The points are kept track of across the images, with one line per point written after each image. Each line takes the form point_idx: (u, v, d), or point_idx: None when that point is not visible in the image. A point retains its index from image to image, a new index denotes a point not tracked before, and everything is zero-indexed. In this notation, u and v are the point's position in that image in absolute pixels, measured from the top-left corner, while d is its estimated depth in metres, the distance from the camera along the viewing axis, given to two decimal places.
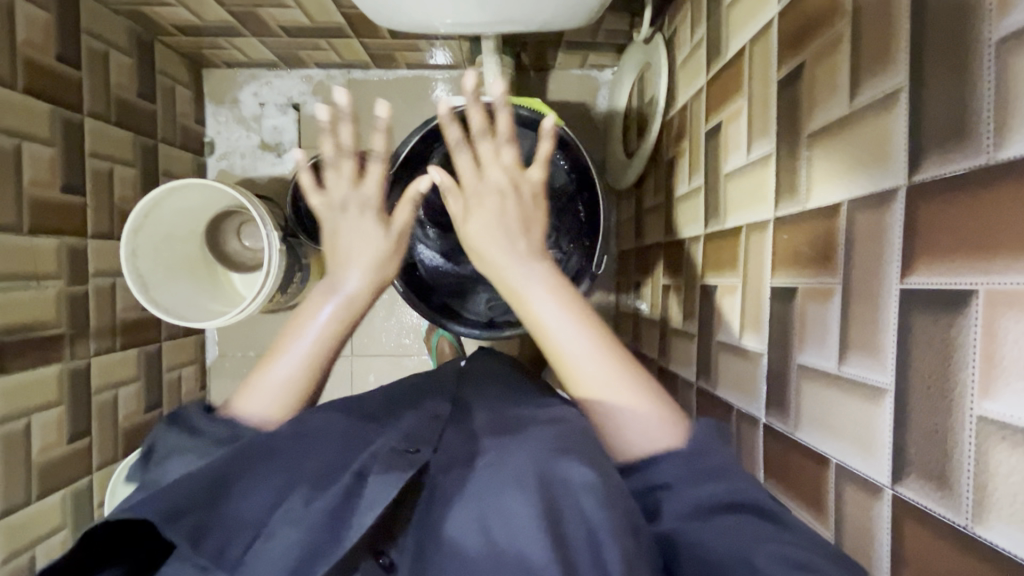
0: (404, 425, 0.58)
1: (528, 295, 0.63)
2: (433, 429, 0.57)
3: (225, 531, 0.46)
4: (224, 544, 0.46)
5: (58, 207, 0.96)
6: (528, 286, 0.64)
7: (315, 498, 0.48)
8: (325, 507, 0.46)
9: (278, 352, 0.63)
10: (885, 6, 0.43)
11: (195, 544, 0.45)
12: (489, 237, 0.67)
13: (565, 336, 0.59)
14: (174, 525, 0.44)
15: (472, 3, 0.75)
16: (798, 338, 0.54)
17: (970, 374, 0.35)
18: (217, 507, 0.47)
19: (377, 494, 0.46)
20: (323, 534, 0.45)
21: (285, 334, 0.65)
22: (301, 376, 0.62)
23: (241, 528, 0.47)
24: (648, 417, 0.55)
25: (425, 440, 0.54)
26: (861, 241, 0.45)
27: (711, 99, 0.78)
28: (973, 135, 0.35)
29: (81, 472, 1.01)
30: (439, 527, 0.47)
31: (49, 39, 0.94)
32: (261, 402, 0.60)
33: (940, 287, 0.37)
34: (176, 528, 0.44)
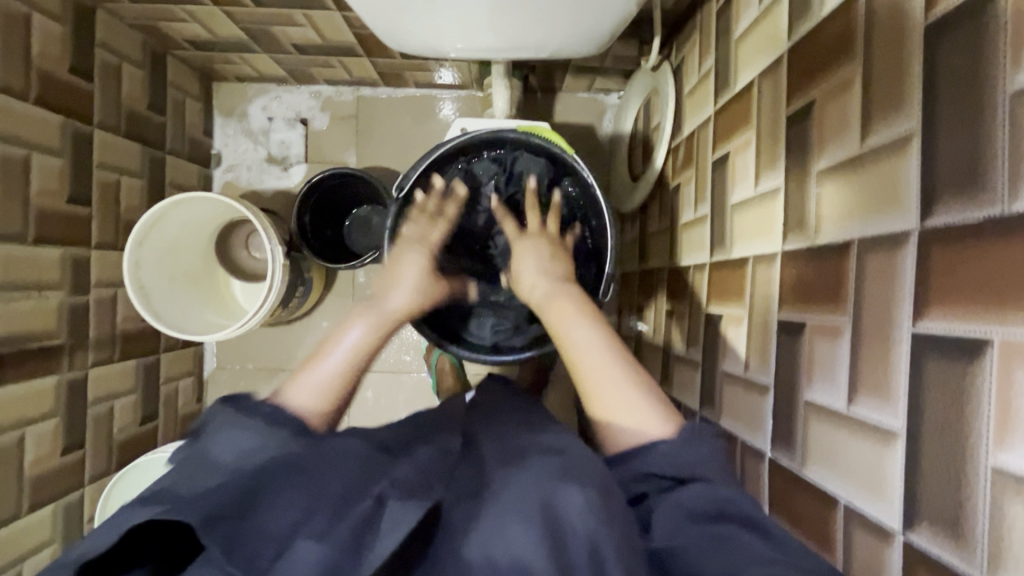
0: (417, 457, 0.57)
1: (565, 326, 0.69)
2: (445, 466, 0.57)
3: (255, 538, 0.44)
4: (255, 553, 0.43)
5: (64, 218, 0.96)
6: (568, 322, 0.70)
7: (340, 518, 0.45)
8: (347, 527, 0.44)
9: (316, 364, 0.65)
10: (896, 51, 0.43)
11: (229, 552, 0.42)
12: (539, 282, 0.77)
13: (594, 360, 0.65)
14: (209, 533, 0.42)
15: (484, 28, 0.75)
16: (805, 374, 0.54)
17: (986, 423, 0.34)
18: (248, 518, 0.45)
19: (403, 514, 0.45)
20: (346, 551, 0.43)
21: (324, 342, 0.68)
22: (333, 380, 0.63)
23: (268, 540, 0.44)
24: (650, 421, 0.59)
25: (439, 478, 0.54)
26: (872, 282, 0.45)
27: (718, 130, 0.79)
28: (986, 184, 0.35)
29: (72, 486, 0.99)
30: (457, 549, 0.45)
31: (64, 52, 0.94)
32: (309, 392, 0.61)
33: (953, 336, 0.37)
34: (212, 536, 0.42)
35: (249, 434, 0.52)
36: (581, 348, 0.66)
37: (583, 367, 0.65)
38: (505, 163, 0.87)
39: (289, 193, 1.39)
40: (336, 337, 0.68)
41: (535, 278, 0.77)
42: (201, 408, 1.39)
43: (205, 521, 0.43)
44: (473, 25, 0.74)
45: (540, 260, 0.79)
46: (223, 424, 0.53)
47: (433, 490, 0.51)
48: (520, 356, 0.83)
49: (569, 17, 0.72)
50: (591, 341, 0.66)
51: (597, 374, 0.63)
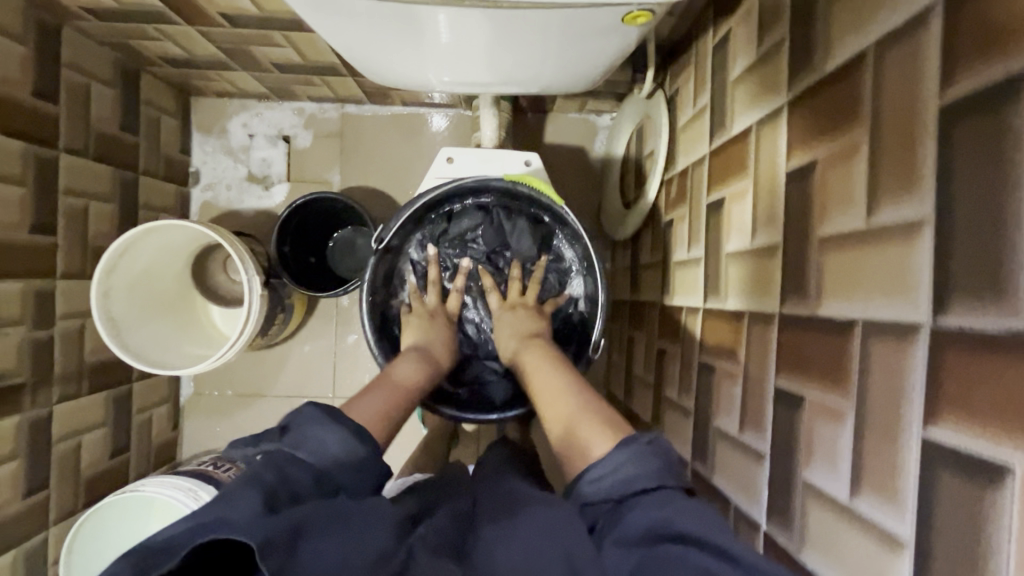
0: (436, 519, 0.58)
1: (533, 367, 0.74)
2: (457, 530, 0.57)
3: None
4: None
5: (25, 249, 0.91)
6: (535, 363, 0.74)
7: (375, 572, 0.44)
8: None
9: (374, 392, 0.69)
10: (907, 127, 0.40)
11: None
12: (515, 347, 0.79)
13: (556, 389, 0.69)
14: (268, 559, 0.41)
15: (473, 66, 0.71)
16: (804, 453, 0.51)
17: (1004, 552, 0.32)
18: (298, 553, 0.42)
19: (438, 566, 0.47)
20: None
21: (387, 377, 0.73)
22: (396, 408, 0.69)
23: None
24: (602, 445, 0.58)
25: (452, 541, 0.54)
26: (877, 372, 0.42)
27: (714, 171, 0.76)
28: (1008, 292, 0.32)
29: (35, 529, 0.95)
30: None
31: (26, 74, 0.89)
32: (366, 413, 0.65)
33: (969, 452, 0.34)
34: (269, 562, 0.41)
35: (336, 450, 0.56)
36: (544, 392, 0.70)
37: (548, 410, 0.68)
38: (490, 214, 0.86)
39: (270, 214, 1.34)
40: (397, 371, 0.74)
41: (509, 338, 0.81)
42: (177, 436, 1.34)
43: (265, 544, 0.41)
44: (460, 63, 0.70)
45: (519, 329, 0.81)
46: (316, 428, 0.58)
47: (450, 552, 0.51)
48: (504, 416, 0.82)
49: (561, 59, 0.68)
50: (553, 384, 0.70)
51: (553, 410, 0.67)
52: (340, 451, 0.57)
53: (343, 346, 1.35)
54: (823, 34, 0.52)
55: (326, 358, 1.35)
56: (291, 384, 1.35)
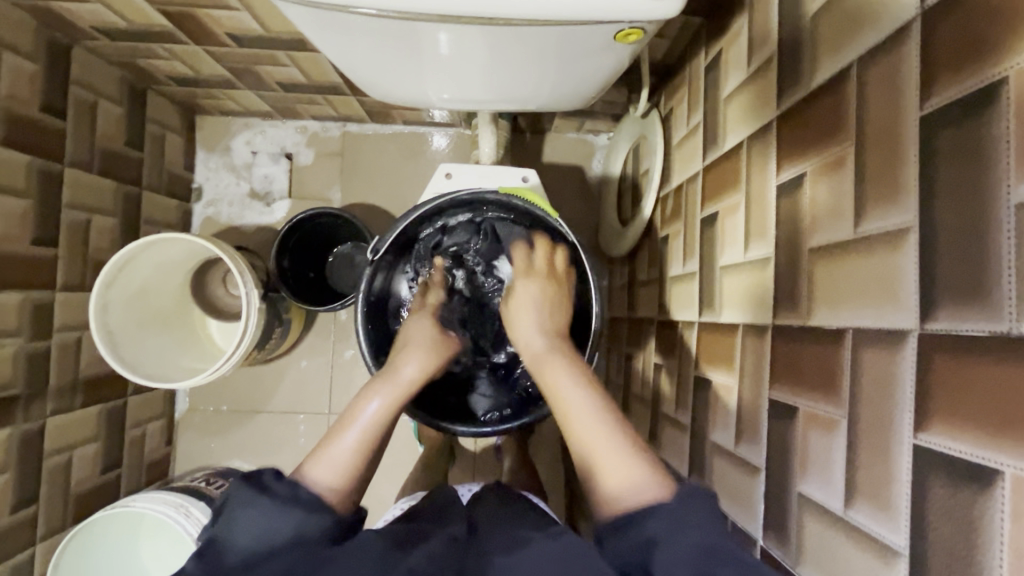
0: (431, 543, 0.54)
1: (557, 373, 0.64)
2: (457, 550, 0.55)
3: None
4: None
5: (26, 261, 0.92)
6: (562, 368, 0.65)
7: None
8: None
9: (334, 442, 0.60)
10: (890, 138, 0.41)
11: None
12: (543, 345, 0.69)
13: (583, 404, 0.60)
14: None
15: (474, 83, 0.72)
16: (799, 466, 0.51)
17: (999, 560, 0.31)
18: None
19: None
20: None
21: (342, 422, 0.63)
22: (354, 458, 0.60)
23: None
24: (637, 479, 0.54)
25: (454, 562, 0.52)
26: (868, 379, 0.42)
27: (707, 186, 0.77)
28: (992, 296, 0.33)
29: (22, 545, 0.93)
30: None
31: (35, 91, 0.92)
32: (329, 471, 0.58)
33: (960, 458, 0.33)
34: None
35: (265, 522, 0.51)
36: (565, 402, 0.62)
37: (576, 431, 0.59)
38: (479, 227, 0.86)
39: (270, 230, 1.35)
40: (356, 411, 0.64)
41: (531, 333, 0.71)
42: (171, 452, 1.32)
43: None
44: (461, 80, 0.72)
45: (545, 323, 0.72)
46: (244, 505, 0.53)
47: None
48: (500, 429, 0.80)
49: (558, 76, 0.69)
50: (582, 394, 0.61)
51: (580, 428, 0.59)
52: (270, 521, 0.51)
53: (341, 362, 1.35)
54: (810, 52, 0.53)
55: (323, 373, 1.35)
56: (287, 400, 1.34)
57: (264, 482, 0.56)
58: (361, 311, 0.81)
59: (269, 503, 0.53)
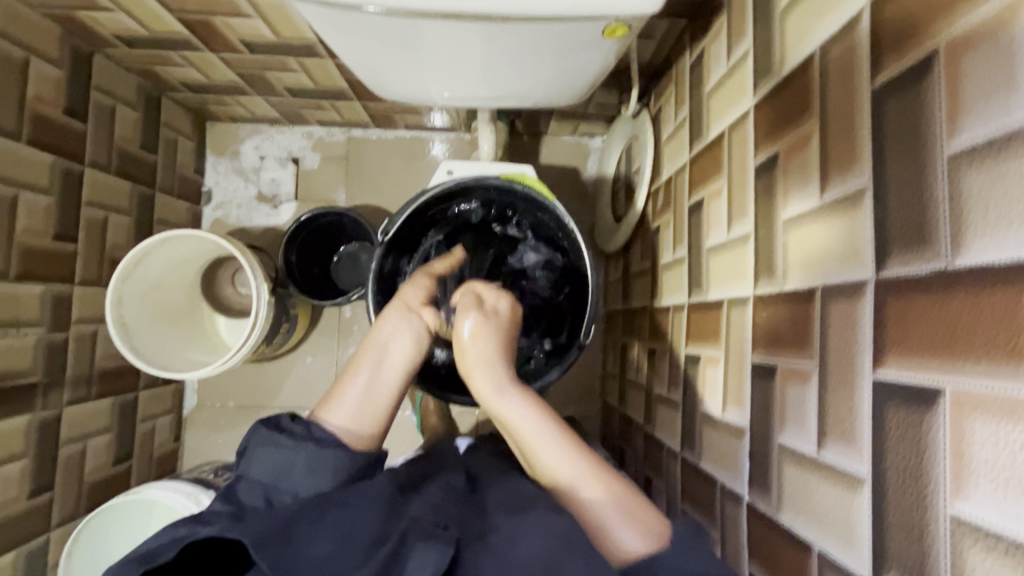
0: (425, 494, 0.60)
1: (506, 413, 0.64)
2: (455, 503, 0.59)
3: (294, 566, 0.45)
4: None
5: (48, 255, 0.96)
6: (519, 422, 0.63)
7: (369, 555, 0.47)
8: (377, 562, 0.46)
9: (342, 395, 0.66)
10: (848, 113, 0.46)
11: None
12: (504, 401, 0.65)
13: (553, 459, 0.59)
14: (262, 550, 0.46)
15: (471, 80, 0.78)
16: (779, 419, 0.55)
17: (944, 469, 0.35)
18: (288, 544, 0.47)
19: (425, 560, 0.47)
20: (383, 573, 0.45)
21: (352, 368, 0.68)
22: (370, 398, 0.66)
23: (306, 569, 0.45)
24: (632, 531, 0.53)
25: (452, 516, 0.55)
26: (835, 328, 0.46)
27: (694, 175, 0.82)
28: (931, 239, 0.37)
29: (38, 530, 0.96)
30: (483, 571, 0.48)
31: (59, 94, 0.97)
32: (345, 415, 0.64)
33: (910, 384, 0.38)
34: (265, 553, 0.45)
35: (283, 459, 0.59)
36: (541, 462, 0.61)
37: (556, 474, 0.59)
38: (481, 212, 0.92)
39: (277, 230, 1.40)
40: (373, 347, 0.70)
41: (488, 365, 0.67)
42: (179, 448, 1.35)
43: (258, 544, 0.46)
44: (460, 78, 0.77)
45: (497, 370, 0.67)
46: (263, 446, 0.60)
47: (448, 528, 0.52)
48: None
49: (551, 73, 0.75)
50: (547, 446, 0.60)
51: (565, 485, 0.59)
52: (287, 457, 0.59)
53: (345, 357, 1.38)
54: (779, 43, 0.59)
55: (328, 369, 1.38)
56: (293, 395, 1.38)
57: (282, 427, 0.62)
58: (371, 293, 0.83)
59: (284, 441, 0.60)
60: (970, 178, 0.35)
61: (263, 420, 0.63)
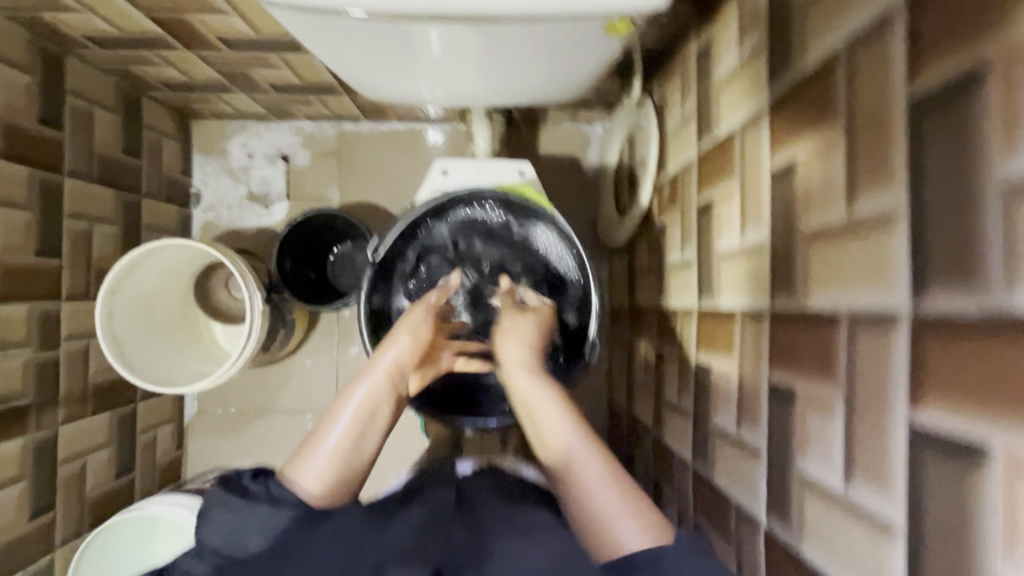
0: (407, 516, 0.63)
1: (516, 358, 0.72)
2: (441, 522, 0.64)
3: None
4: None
5: (30, 272, 0.93)
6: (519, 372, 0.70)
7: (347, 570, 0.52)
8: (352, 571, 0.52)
9: (317, 444, 0.65)
10: (880, 120, 0.42)
11: None
12: (521, 361, 0.71)
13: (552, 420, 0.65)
14: None
15: (466, 78, 0.72)
16: (799, 446, 0.52)
17: (991, 530, 0.32)
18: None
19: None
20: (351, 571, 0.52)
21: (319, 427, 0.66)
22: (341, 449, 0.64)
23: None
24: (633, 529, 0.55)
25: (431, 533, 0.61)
26: (863, 360, 0.43)
27: (702, 174, 0.78)
28: (978, 276, 0.33)
29: (42, 551, 0.95)
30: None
31: (32, 103, 0.92)
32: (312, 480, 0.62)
33: (952, 433, 0.34)
34: None
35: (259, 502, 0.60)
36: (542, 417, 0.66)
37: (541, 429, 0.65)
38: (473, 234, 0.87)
39: (270, 232, 1.36)
40: (348, 397, 0.68)
41: (522, 348, 0.72)
42: (182, 456, 1.34)
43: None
44: (452, 76, 0.71)
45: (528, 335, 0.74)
46: (220, 504, 0.60)
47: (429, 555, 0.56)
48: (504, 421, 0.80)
49: (550, 71, 0.70)
50: (548, 407, 0.66)
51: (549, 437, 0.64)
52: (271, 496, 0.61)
53: (346, 359, 1.36)
54: (799, 37, 0.54)
55: (328, 372, 1.36)
56: (294, 400, 1.36)
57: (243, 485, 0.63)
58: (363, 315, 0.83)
59: (239, 503, 0.59)
60: None
61: (223, 480, 0.64)
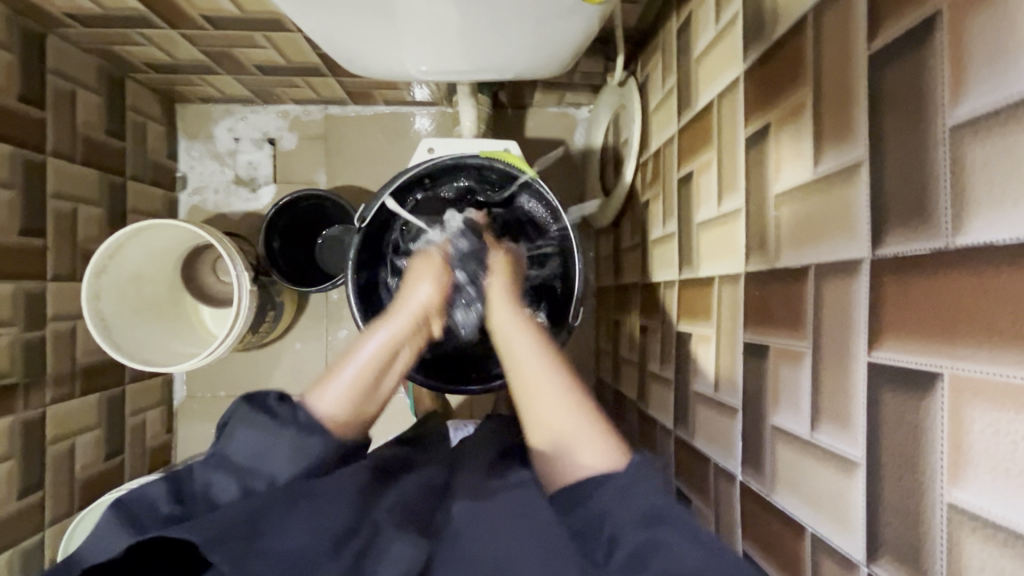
0: (402, 487, 0.56)
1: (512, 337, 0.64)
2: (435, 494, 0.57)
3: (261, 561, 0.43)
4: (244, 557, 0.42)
5: (14, 252, 0.92)
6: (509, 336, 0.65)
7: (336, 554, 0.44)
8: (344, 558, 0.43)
9: (333, 377, 0.60)
10: (844, 78, 0.43)
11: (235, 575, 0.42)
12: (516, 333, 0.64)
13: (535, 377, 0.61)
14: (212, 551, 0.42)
15: (450, 51, 0.73)
16: (771, 400, 0.54)
17: (942, 454, 0.34)
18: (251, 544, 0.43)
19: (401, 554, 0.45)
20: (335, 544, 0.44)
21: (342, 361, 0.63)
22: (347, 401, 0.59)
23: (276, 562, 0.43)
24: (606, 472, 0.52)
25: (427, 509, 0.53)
26: (828, 309, 0.45)
27: (682, 148, 0.79)
28: (930, 217, 0.35)
29: (32, 530, 0.95)
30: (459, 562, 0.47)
31: (13, 81, 0.92)
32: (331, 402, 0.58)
33: (906, 367, 0.37)
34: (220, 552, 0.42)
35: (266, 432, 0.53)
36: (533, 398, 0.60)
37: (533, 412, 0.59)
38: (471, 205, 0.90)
39: (257, 215, 1.36)
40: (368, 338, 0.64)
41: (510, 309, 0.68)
42: (171, 440, 1.34)
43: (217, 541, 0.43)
44: (436, 49, 0.72)
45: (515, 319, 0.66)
46: (241, 423, 0.54)
47: (415, 527, 0.49)
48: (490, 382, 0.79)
49: (532, 42, 0.71)
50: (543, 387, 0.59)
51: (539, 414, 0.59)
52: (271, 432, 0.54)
53: (335, 342, 1.36)
54: (771, 5, 0.55)
55: (317, 355, 1.36)
56: (283, 383, 1.36)
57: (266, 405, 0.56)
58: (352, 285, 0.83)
59: (264, 420, 0.54)
60: (974, 151, 0.33)
61: (247, 398, 0.57)
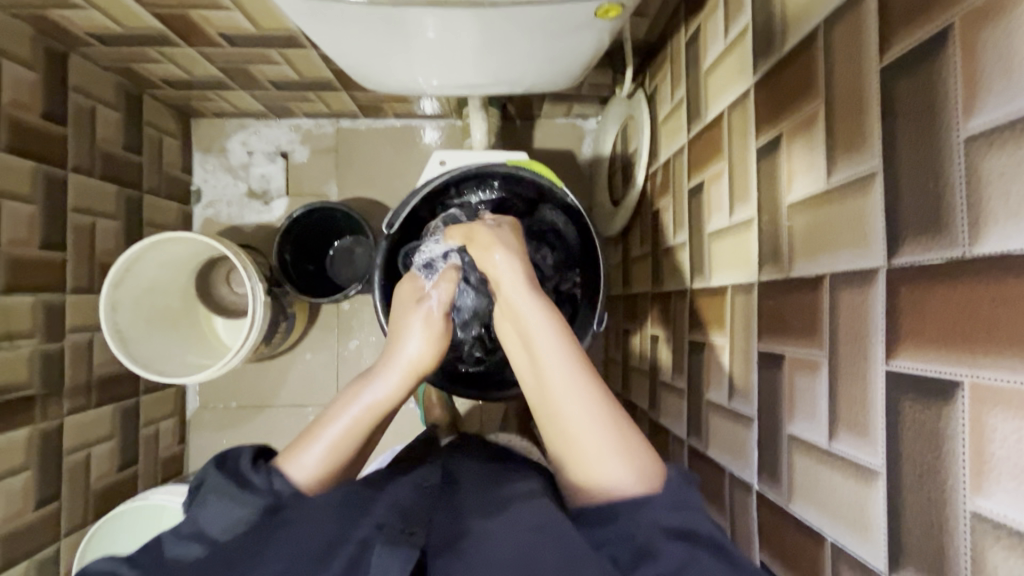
0: (396, 491, 0.56)
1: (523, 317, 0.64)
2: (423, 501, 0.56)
3: None
4: None
5: (35, 265, 0.94)
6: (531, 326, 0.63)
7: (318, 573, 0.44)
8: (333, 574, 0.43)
9: (317, 434, 0.61)
10: (857, 91, 0.44)
11: None
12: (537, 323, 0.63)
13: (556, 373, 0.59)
14: None
15: (463, 64, 0.74)
16: (787, 409, 0.54)
17: (963, 464, 0.34)
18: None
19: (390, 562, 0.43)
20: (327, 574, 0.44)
21: (324, 415, 0.64)
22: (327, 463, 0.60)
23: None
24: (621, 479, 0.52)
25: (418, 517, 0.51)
26: (844, 318, 0.45)
27: (693, 158, 0.80)
28: (947, 227, 0.36)
29: (48, 541, 0.96)
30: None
31: (36, 99, 0.94)
32: (309, 467, 0.59)
33: (925, 376, 0.37)
34: None
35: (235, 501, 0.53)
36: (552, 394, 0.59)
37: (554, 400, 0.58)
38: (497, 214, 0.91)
39: (270, 227, 1.38)
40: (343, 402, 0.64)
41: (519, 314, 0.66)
42: (183, 450, 1.35)
43: None
44: (449, 62, 0.73)
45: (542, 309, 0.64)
46: (213, 491, 0.54)
47: (415, 534, 0.48)
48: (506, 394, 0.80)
49: (544, 56, 0.72)
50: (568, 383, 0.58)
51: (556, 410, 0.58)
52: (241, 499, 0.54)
53: (346, 353, 1.37)
54: (781, 19, 0.56)
55: (328, 365, 1.37)
56: (295, 394, 1.37)
57: (237, 469, 0.57)
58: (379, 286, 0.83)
59: (236, 491, 0.54)
60: (989, 163, 0.33)
61: (218, 459, 0.59)
